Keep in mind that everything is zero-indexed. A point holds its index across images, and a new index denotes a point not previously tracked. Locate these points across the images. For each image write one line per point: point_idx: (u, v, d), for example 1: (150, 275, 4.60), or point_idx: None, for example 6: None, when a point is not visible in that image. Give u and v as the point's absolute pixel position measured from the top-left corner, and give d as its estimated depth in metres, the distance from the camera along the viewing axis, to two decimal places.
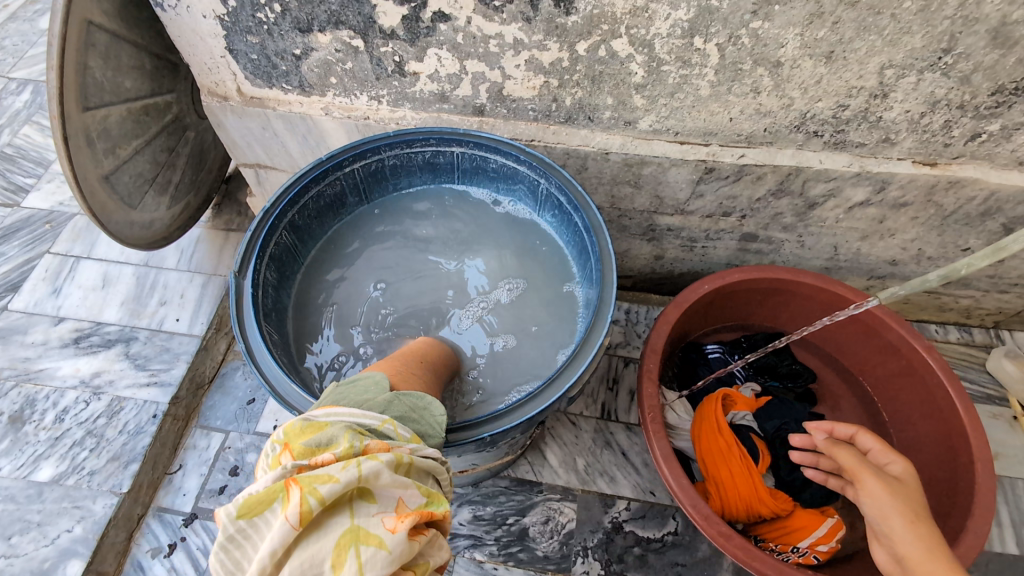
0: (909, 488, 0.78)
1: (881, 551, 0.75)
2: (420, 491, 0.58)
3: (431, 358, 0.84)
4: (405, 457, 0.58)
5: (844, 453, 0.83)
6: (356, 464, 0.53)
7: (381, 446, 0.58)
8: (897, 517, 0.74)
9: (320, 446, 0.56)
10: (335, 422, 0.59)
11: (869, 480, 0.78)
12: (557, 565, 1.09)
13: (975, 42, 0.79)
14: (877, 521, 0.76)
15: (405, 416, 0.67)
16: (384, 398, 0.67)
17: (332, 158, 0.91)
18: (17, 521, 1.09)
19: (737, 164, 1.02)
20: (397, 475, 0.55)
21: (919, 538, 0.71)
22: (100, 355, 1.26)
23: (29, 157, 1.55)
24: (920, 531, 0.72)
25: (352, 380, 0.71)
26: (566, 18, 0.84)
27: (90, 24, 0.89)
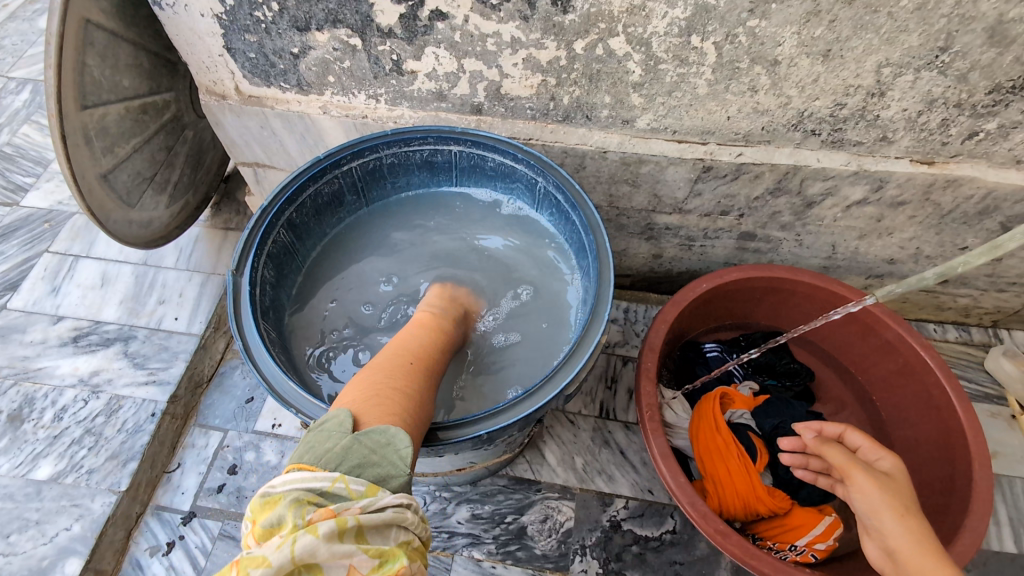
0: (899, 483, 0.79)
1: (874, 546, 0.75)
2: (369, 554, 0.55)
3: (421, 356, 0.80)
4: (350, 521, 0.56)
5: (834, 451, 0.82)
6: (290, 544, 0.52)
7: (324, 514, 0.55)
8: (889, 514, 0.74)
9: (270, 525, 0.55)
10: (285, 490, 0.58)
11: (860, 476, 0.78)
12: (555, 564, 1.10)
13: (972, 41, 0.79)
14: (868, 516, 0.76)
15: (365, 462, 0.62)
16: (342, 446, 0.63)
17: (329, 157, 0.92)
18: (15, 520, 1.09)
19: (735, 163, 1.02)
20: (337, 546, 0.54)
21: (910, 534, 0.72)
22: (98, 354, 1.26)
23: (28, 157, 1.55)
24: (910, 525, 0.73)
25: (320, 422, 0.67)
26: (563, 16, 0.84)
27: (88, 23, 0.89)
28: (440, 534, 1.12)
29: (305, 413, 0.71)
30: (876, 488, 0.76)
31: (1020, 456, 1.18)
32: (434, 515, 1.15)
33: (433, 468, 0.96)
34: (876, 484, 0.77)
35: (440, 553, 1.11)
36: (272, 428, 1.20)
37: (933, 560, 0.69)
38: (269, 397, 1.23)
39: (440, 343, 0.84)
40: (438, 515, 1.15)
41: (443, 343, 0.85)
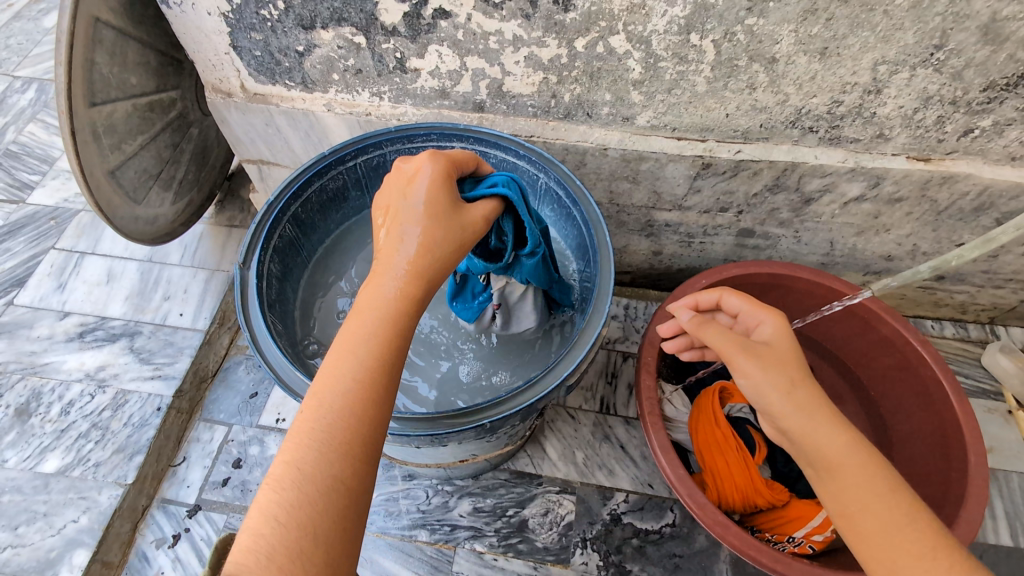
0: (779, 351, 0.70)
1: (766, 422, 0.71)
2: None
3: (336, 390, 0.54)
4: None
5: (718, 334, 0.71)
6: None
7: None
8: (778, 395, 0.65)
9: None
10: None
11: (741, 361, 0.67)
12: (556, 556, 1.11)
13: (967, 39, 0.81)
14: (756, 400, 0.67)
15: None
16: None
17: (334, 153, 0.93)
18: (23, 511, 1.10)
19: (734, 160, 1.04)
20: None
21: (804, 411, 0.65)
22: (104, 349, 1.28)
23: (35, 155, 1.57)
24: (799, 401, 0.65)
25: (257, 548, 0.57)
26: (564, 15, 0.85)
27: (97, 21, 0.90)
28: (442, 527, 1.14)
29: None
30: (762, 368, 0.66)
31: (1017, 451, 1.20)
32: (436, 508, 1.16)
33: (435, 460, 0.98)
34: (760, 365, 0.67)
35: (442, 545, 1.12)
36: (276, 423, 1.21)
37: (827, 423, 0.65)
38: (272, 391, 1.25)
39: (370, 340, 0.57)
40: (440, 508, 1.16)
41: (379, 341, 0.57)
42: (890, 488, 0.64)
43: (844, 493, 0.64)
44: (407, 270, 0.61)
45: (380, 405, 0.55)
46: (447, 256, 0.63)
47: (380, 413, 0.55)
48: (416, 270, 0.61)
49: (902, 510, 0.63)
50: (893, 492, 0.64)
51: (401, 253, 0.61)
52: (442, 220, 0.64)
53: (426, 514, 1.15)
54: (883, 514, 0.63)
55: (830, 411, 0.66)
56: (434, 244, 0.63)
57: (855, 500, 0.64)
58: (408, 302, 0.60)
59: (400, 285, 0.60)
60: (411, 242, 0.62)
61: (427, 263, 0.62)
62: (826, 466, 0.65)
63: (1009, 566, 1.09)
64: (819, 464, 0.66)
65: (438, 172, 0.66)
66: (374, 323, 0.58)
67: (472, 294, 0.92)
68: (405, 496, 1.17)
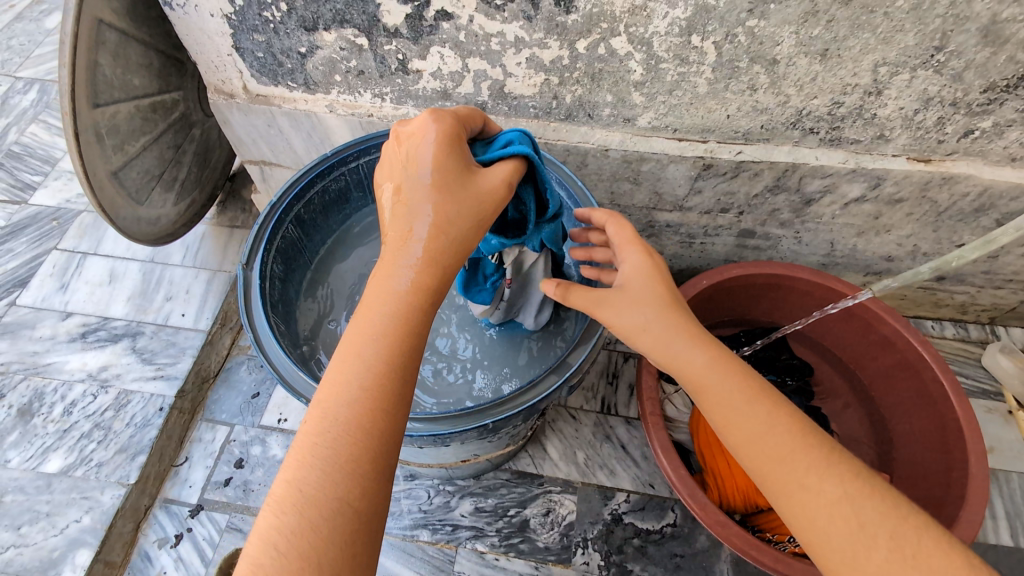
0: (635, 282, 0.68)
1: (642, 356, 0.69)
2: None
3: (342, 401, 0.50)
4: None
5: (580, 292, 0.70)
6: None
7: None
8: (637, 333, 0.66)
9: None
10: None
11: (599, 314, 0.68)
12: (557, 556, 1.11)
13: (967, 40, 0.81)
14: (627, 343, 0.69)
15: None
16: None
17: (336, 154, 0.93)
18: (26, 511, 1.11)
19: (734, 161, 1.04)
20: None
21: (659, 345, 0.65)
22: (106, 349, 1.28)
23: (36, 156, 1.57)
24: (655, 334, 0.65)
25: None
26: (565, 17, 0.85)
27: (101, 23, 0.91)
28: (443, 527, 1.14)
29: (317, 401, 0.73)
30: (616, 310, 0.67)
31: (1017, 451, 1.20)
32: (437, 508, 1.17)
33: (437, 460, 0.98)
34: (613, 311, 0.67)
35: (444, 545, 1.13)
36: (278, 423, 1.22)
37: (680, 342, 0.65)
38: (274, 391, 1.25)
39: (378, 341, 0.53)
40: (442, 508, 1.16)
41: (388, 343, 0.53)
42: (751, 394, 0.62)
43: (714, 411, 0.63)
44: (420, 256, 0.57)
45: (393, 414, 0.51)
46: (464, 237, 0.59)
47: (389, 424, 0.51)
48: (429, 257, 0.57)
49: (766, 416, 0.61)
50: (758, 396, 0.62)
51: (414, 237, 0.57)
52: (454, 195, 0.59)
53: (428, 514, 1.16)
54: (749, 421, 0.61)
55: (684, 327, 0.66)
56: (448, 224, 0.58)
57: (725, 415, 0.62)
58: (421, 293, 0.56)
59: (413, 276, 0.56)
60: (422, 223, 0.57)
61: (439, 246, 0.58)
62: (693, 384, 0.65)
63: (1010, 567, 1.09)
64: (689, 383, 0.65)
65: (447, 140, 0.60)
66: (384, 320, 0.54)
67: (484, 276, 0.89)
68: (406, 496, 1.18)
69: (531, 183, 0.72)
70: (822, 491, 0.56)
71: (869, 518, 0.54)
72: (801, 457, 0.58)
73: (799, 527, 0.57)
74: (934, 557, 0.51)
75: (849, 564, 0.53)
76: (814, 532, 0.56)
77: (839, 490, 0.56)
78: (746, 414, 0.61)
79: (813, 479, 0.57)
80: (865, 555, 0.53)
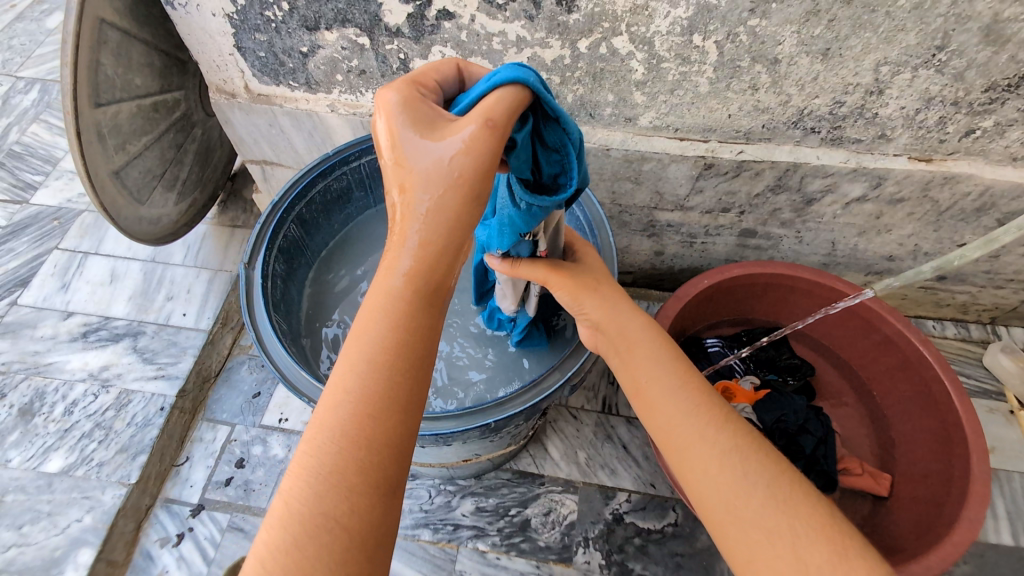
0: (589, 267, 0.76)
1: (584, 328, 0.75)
2: None
3: (337, 408, 0.44)
4: None
5: (530, 264, 0.72)
6: None
7: None
8: (586, 296, 0.72)
9: None
10: None
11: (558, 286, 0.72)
12: (558, 555, 1.11)
13: (968, 39, 0.81)
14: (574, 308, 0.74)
15: None
16: None
17: (338, 154, 0.93)
18: (27, 511, 1.11)
19: (735, 160, 1.05)
20: None
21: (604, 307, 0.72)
22: (108, 349, 1.28)
23: (37, 155, 1.57)
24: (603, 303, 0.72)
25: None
26: (567, 16, 0.85)
27: (102, 22, 0.91)
28: (444, 527, 1.14)
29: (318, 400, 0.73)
30: (568, 277, 0.72)
31: (1018, 451, 1.20)
32: (438, 508, 1.16)
33: (439, 459, 0.98)
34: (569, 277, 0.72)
35: (445, 545, 1.13)
36: (279, 422, 1.22)
37: (626, 308, 0.72)
38: (276, 391, 1.25)
39: (379, 341, 0.44)
40: (443, 508, 1.16)
41: (387, 341, 0.44)
42: (675, 362, 0.69)
43: (634, 374, 0.70)
44: (419, 233, 0.44)
45: (398, 422, 0.44)
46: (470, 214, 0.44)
47: (386, 433, 0.43)
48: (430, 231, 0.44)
49: (676, 379, 0.68)
50: (672, 366, 0.69)
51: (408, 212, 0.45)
52: (445, 157, 0.43)
53: (429, 514, 1.16)
54: (665, 382, 0.68)
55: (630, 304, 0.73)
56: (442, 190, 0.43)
57: (644, 376, 0.69)
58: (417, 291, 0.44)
59: (413, 259, 0.45)
60: (413, 196, 0.44)
61: (434, 228, 0.44)
62: (619, 349, 0.71)
63: (1011, 566, 1.09)
64: (617, 348, 0.72)
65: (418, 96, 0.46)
66: (383, 315, 0.45)
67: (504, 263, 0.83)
68: (407, 495, 1.18)
69: (556, 120, 0.54)
70: (715, 440, 0.62)
71: (754, 468, 0.60)
72: (705, 416, 0.65)
73: (689, 474, 0.62)
74: (806, 507, 0.57)
75: (726, 501, 0.59)
76: (701, 481, 0.61)
77: (731, 442, 0.62)
78: (660, 378, 0.68)
79: (710, 435, 0.63)
80: (742, 497, 0.58)
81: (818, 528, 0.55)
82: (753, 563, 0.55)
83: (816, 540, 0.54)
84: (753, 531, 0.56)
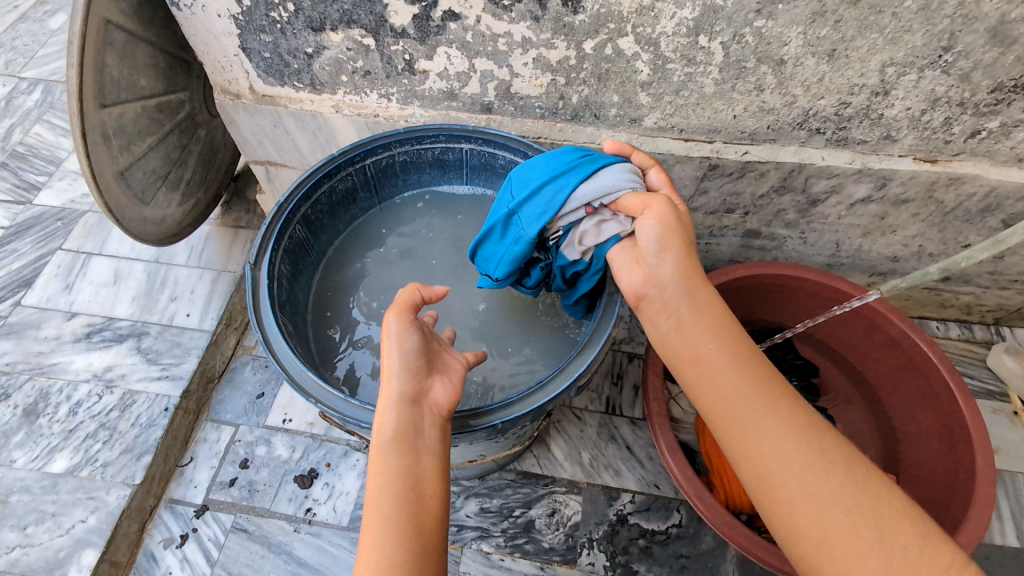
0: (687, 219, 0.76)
1: (638, 275, 0.72)
2: None
3: (377, 536, 0.61)
4: None
5: (628, 197, 0.75)
6: None
7: None
8: (677, 246, 0.71)
9: None
10: None
11: (648, 219, 0.72)
12: (563, 556, 1.11)
13: (975, 41, 0.81)
14: (653, 245, 0.71)
15: None
16: None
17: (344, 154, 0.94)
18: (31, 511, 1.11)
19: (740, 161, 1.04)
20: None
21: (690, 266, 0.71)
22: (112, 349, 1.28)
23: (41, 156, 1.57)
24: (684, 257, 0.71)
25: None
26: (573, 17, 0.85)
27: (109, 24, 0.91)
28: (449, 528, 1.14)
29: (325, 402, 0.73)
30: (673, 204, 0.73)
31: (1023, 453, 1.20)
32: None
33: None
34: (672, 213, 0.72)
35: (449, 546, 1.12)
36: (283, 423, 1.21)
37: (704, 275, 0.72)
38: (279, 392, 1.25)
39: (391, 472, 0.64)
40: None
41: (397, 478, 0.63)
42: (742, 336, 0.68)
43: (682, 338, 0.69)
44: (397, 401, 0.66)
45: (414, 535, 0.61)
46: (418, 378, 0.68)
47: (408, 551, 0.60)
48: (402, 399, 0.67)
49: (753, 355, 0.67)
50: (730, 334, 0.68)
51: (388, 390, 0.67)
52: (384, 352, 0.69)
53: None
54: (736, 354, 0.66)
55: (699, 270, 0.71)
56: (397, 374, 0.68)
57: (705, 340, 0.67)
58: (401, 429, 0.65)
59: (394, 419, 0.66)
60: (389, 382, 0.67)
61: (400, 388, 0.67)
62: (667, 307, 0.70)
63: (1017, 567, 1.09)
64: (668, 307, 0.70)
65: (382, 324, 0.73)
66: (389, 465, 0.64)
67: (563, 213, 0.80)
68: None
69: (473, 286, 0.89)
70: (792, 418, 0.63)
71: (833, 446, 0.62)
72: (772, 389, 0.65)
73: (750, 453, 0.62)
74: (885, 489, 0.60)
75: (801, 482, 0.60)
76: (772, 460, 0.61)
77: (809, 421, 0.63)
78: (718, 341, 0.67)
79: (781, 410, 0.63)
80: (824, 475, 0.60)
81: (899, 512, 0.58)
82: (829, 539, 0.57)
83: (897, 519, 0.57)
84: (833, 512, 0.58)
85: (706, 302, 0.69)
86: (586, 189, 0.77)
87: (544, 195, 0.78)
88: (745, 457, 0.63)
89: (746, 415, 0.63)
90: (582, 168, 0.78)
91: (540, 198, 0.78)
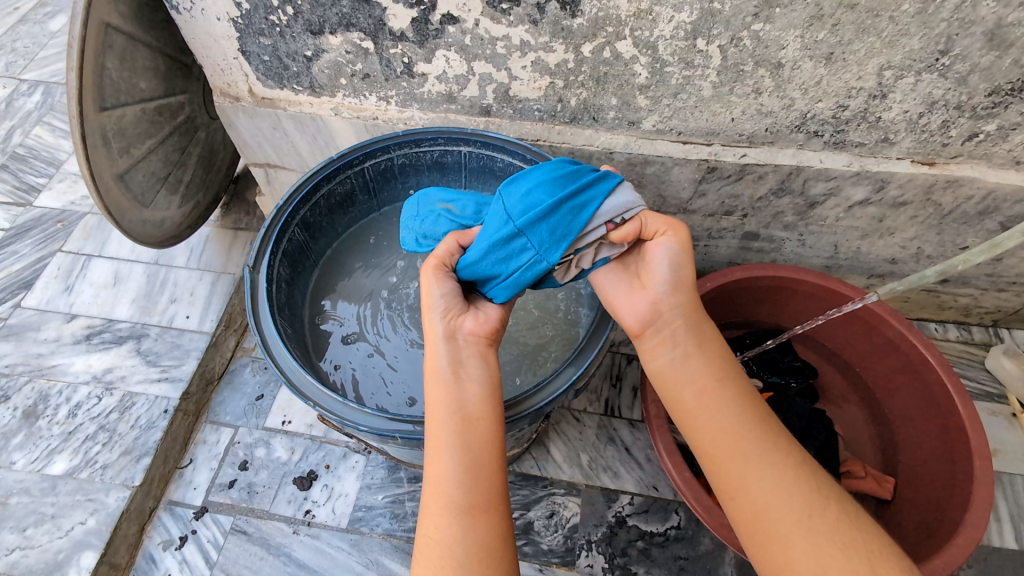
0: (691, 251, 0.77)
1: (643, 301, 0.73)
2: None
3: (437, 458, 0.62)
4: None
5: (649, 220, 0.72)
6: None
7: None
8: (689, 275, 0.72)
9: None
10: None
11: (666, 246, 0.71)
12: (562, 558, 1.11)
13: (971, 44, 0.81)
14: (665, 272, 0.72)
15: None
16: None
17: (343, 157, 0.94)
18: (31, 513, 1.11)
19: (738, 164, 1.04)
20: None
21: (694, 302, 0.73)
22: (112, 351, 1.28)
23: (41, 158, 1.58)
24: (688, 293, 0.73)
25: None
26: (571, 20, 0.85)
27: (108, 27, 0.91)
28: None
29: (324, 405, 0.73)
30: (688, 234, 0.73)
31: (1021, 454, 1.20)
32: None
33: None
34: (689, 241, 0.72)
35: None
36: (283, 425, 1.22)
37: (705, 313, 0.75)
38: (279, 394, 1.25)
39: (444, 396, 0.66)
40: None
41: (447, 405, 0.65)
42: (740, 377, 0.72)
43: (684, 369, 0.72)
44: (442, 332, 0.70)
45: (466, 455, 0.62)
46: (457, 313, 0.71)
47: (466, 467, 0.62)
48: (448, 331, 0.70)
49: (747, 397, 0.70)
50: (729, 371, 0.72)
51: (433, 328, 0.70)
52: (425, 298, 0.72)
53: None
54: (733, 391, 0.70)
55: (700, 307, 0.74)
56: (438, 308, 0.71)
57: (706, 377, 0.71)
58: (450, 359, 0.68)
59: (444, 347, 0.69)
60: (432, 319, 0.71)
61: (442, 324, 0.70)
62: (674, 338, 0.73)
63: (1015, 569, 1.09)
64: (674, 338, 0.73)
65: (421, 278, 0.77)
66: (441, 390, 0.66)
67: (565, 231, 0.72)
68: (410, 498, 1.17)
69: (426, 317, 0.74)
70: (788, 454, 0.65)
71: (826, 484, 0.64)
72: (767, 426, 0.67)
73: (745, 488, 0.64)
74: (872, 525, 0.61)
75: (797, 513, 0.61)
76: (769, 493, 0.62)
77: (801, 460, 0.65)
78: (719, 374, 0.71)
79: (779, 446, 0.65)
80: (820, 507, 0.61)
81: (887, 546, 0.59)
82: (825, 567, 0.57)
83: (886, 550, 0.58)
84: (828, 545, 0.58)
85: (711, 338, 0.74)
86: (609, 209, 0.71)
87: (563, 216, 0.69)
88: (739, 493, 0.64)
89: (748, 449, 0.65)
90: (598, 183, 0.72)
91: (566, 213, 0.69)
